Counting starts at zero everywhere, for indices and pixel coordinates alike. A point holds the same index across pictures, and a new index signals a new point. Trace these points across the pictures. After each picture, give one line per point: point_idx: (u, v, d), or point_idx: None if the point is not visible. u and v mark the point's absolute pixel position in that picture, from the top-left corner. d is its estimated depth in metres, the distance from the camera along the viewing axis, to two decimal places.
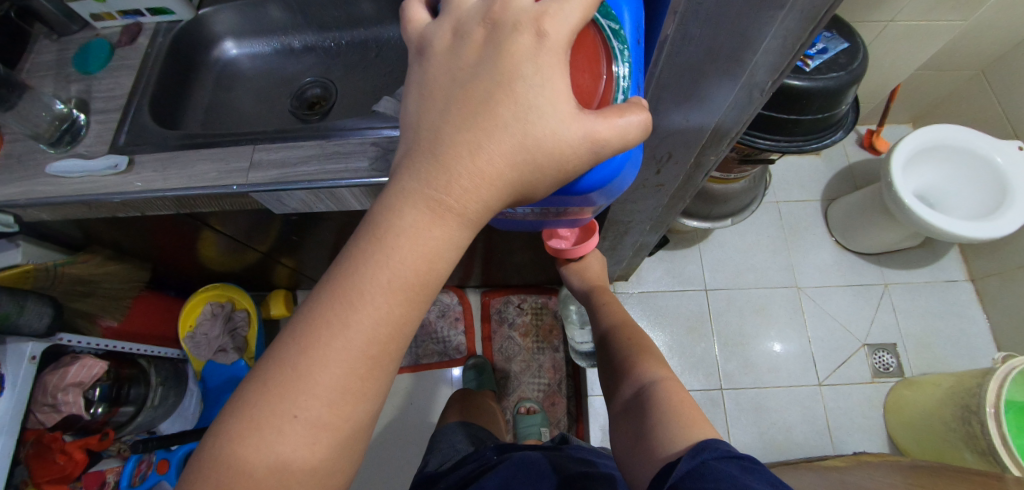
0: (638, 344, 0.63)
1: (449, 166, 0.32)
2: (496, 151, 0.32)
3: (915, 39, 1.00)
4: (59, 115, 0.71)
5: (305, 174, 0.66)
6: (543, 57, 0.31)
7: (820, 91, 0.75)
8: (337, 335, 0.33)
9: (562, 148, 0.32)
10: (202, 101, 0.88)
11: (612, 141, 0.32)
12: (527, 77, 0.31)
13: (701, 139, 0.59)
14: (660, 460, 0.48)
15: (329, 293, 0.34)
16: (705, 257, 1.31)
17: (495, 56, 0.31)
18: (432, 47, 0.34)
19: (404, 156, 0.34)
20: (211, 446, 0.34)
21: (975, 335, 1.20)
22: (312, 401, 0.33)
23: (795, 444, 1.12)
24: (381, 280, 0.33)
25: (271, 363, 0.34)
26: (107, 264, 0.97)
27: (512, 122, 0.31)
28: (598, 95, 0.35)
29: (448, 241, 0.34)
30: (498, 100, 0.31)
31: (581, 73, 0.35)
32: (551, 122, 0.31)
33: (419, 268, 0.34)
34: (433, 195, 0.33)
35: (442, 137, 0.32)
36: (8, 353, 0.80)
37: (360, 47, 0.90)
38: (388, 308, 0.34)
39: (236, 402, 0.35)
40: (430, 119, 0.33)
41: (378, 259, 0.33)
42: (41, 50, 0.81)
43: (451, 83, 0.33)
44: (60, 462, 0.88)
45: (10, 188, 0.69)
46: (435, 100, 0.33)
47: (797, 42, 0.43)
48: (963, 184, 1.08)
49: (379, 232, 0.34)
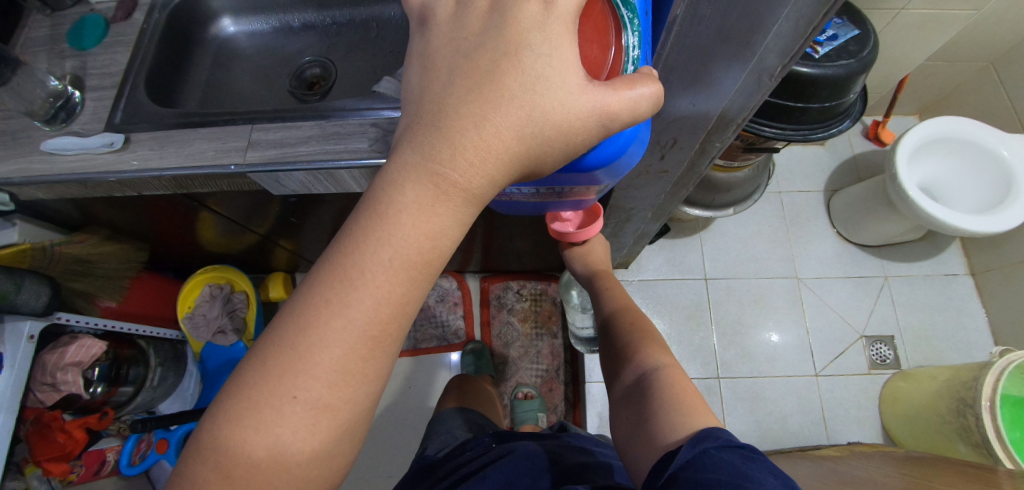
0: (640, 329, 0.63)
1: (454, 139, 0.32)
2: (502, 124, 0.31)
3: (926, 29, 0.98)
4: (53, 92, 0.70)
5: (304, 154, 0.65)
6: (551, 24, 0.31)
7: (829, 79, 0.74)
8: (338, 314, 0.33)
9: (570, 121, 0.31)
10: (200, 80, 0.87)
11: (622, 113, 0.32)
12: (534, 45, 0.31)
13: (707, 125, 0.58)
14: (660, 447, 0.48)
15: (329, 270, 0.34)
16: (706, 246, 1.31)
17: (500, 24, 0.31)
18: (436, 15, 0.34)
19: (406, 131, 0.33)
20: (209, 430, 0.34)
21: (972, 329, 1.20)
22: (312, 382, 0.33)
23: (790, 434, 1.13)
24: (383, 258, 0.33)
25: (269, 344, 0.34)
26: (105, 244, 0.96)
27: (519, 93, 0.31)
28: (607, 65, 0.34)
29: (451, 218, 0.33)
30: (504, 71, 0.31)
31: (590, 44, 0.34)
32: (560, 93, 0.31)
33: (422, 245, 0.33)
34: (437, 171, 0.32)
35: (447, 109, 0.32)
36: (6, 332, 0.80)
37: (360, 27, 0.88)
38: (389, 287, 0.33)
39: (234, 384, 0.34)
40: (434, 91, 0.33)
41: (380, 236, 0.33)
42: (35, 25, 0.80)
43: (455, 54, 0.32)
44: (60, 440, 0.89)
45: (6, 165, 0.69)
46: (438, 71, 0.33)
47: (809, 26, 0.41)
48: (968, 178, 1.08)
49: (380, 207, 0.33)
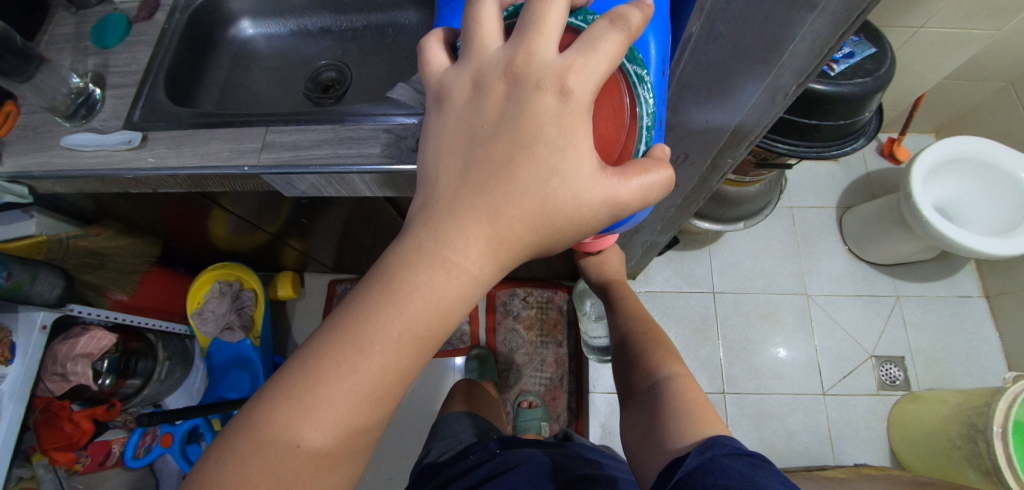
0: (653, 340, 0.63)
1: (465, 225, 0.31)
2: (516, 216, 0.30)
3: (946, 47, 0.97)
4: (76, 89, 0.71)
5: (317, 157, 0.66)
6: (569, 119, 0.28)
7: (845, 97, 0.74)
8: (344, 379, 0.32)
9: (583, 212, 0.31)
10: (218, 80, 0.89)
11: (633, 202, 0.32)
12: (549, 140, 0.29)
13: (719, 140, 0.57)
14: (670, 452, 0.48)
15: (338, 334, 0.33)
16: (714, 259, 1.30)
17: (516, 114, 0.29)
18: (451, 98, 0.30)
19: (421, 209, 0.32)
20: (215, 467, 0.33)
21: (986, 353, 1.17)
22: (316, 434, 0.32)
23: (796, 452, 1.11)
24: (392, 332, 0.32)
25: (276, 391, 0.33)
26: (119, 238, 0.98)
27: (533, 186, 0.30)
28: (621, 144, 0.34)
29: (461, 298, 0.33)
30: (519, 164, 0.29)
31: (604, 120, 0.33)
32: (575, 186, 0.30)
33: (431, 322, 0.32)
34: (448, 255, 0.31)
35: (461, 198, 0.31)
36: (20, 321, 0.82)
37: (376, 31, 0.89)
38: (396, 358, 0.33)
39: (241, 423, 0.34)
40: (449, 175, 0.31)
41: (390, 312, 0.32)
42: (60, 23, 0.81)
43: (470, 141, 0.30)
44: (68, 429, 0.89)
45: (27, 159, 0.70)
46: (453, 155, 0.31)
47: (825, 46, 0.41)
48: (984, 199, 1.06)
49: (392, 284, 0.32)
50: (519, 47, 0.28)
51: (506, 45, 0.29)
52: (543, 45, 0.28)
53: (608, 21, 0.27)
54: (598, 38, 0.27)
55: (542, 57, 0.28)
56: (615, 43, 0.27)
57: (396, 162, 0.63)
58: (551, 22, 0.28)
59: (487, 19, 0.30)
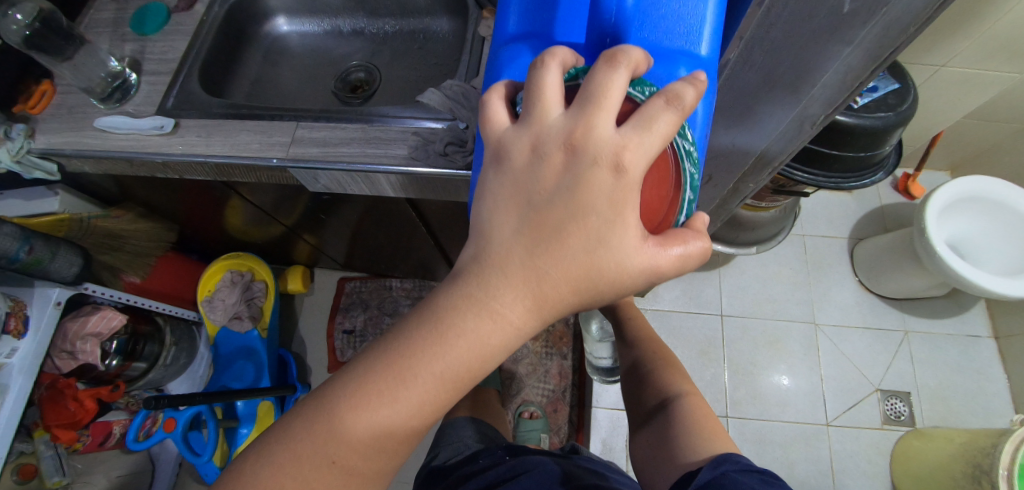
0: (664, 358, 0.64)
1: (514, 280, 0.31)
2: (562, 277, 0.31)
3: (967, 86, 0.98)
4: (113, 73, 0.73)
5: (345, 155, 0.67)
6: (621, 194, 0.29)
7: (866, 129, 0.75)
8: (384, 407, 0.33)
9: (623, 278, 0.31)
10: (250, 74, 0.91)
11: (670, 271, 0.32)
12: (600, 212, 0.29)
13: (744, 163, 0.59)
14: (682, 466, 0.48)
15: (382, 366, 0.34)
16: (724, 282, 1.30)
17: (573, 185, 0.29)
18: (509, 159, 0.30)
19: (473, 259, 0.33)
20: (250, 469, 0.35)
21: (993, 394, 1.17)
22: (352, 452, 0.34)
23: (797, 482, 1.10)
24: (435, 370, 0.33)
25: (318, 406, 0.35)
26: (138, 221, 0.99)
27: (581, 252, 0.30)
28: (663, 212, 0.34)
29: (501, 347, 0.33)
30: (570, 231, 0.30)
31: (651, 189, 0.33)
32: (618, 254, 0.30)
33: (472, 364, 0.33)
34: (495, 307, 0.32)
35: (512, 253, 0.31)
36: (36, 297, 0.83)
37: (407, 37, 0.91)
38: (435, 394, 0.34)
39: (283, 429, 0.35)
40: (502, 229, 0.31)
41: (433, 353, 0.33)
42: (101, 8, 0.83)
43: (526, 200, 0.31)
44: (71, 407, 0.88)
45: (60, 136, 0.72)
46: (507, 211, 0.31)
47: (856, 80, 0.42)
48: (999, 238, 1.06)
49: (440, 327, 0.33)
50: (579, 120, 0.28)
51: (567, 115, 0.28)
52: (602, 121, 0.28)
53: (664, 100, 0.27)
54: (654, 117, 0.27)
55: (599, 132, 0.28)
56: (670, 123, 0.28)
57: (421, 165, 0.65)
58: (612, 97, 0.27)
59: (549, 87, 0.29)
